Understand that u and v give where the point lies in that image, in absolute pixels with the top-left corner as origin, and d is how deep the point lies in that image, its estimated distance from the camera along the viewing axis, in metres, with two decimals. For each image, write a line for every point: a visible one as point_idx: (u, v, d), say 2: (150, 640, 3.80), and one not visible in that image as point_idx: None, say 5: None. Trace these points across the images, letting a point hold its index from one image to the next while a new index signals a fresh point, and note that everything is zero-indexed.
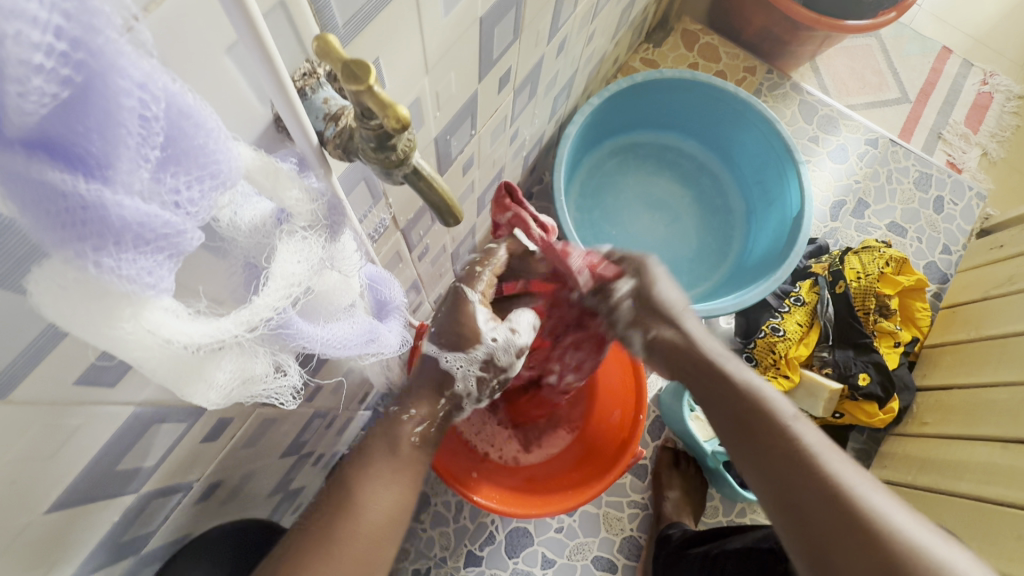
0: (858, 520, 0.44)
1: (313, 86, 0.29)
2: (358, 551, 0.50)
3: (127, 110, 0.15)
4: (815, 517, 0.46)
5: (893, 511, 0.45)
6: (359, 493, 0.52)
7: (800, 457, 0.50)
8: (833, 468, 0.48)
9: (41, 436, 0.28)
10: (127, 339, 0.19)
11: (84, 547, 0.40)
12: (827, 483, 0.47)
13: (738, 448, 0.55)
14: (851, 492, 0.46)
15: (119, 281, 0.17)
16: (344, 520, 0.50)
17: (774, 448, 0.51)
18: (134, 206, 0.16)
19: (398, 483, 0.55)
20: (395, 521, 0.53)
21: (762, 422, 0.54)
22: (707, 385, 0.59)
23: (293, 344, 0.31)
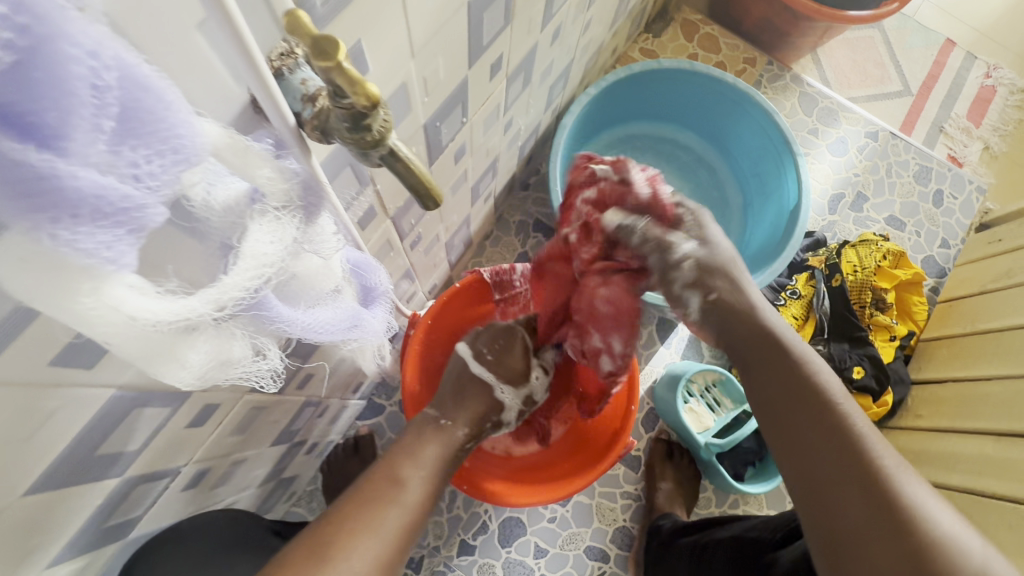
0: (892, 502, 0.43)
1: (291, 66, 0.29)
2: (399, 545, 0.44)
3: (78, 78, 0.15)
4: (845, 493, 0.45)
5: (927, 498, 0.44)
6: (404, 484, 0.48)
7: (840, 432, 0.48)
8: (874, 448, 0.46)
9: (16, 417, 0.28)
10: (89, 313, 0.19)
11: (68, 529, 0.40)
12: (866, 461, 0.45)
13: (771, 418, 0.53)
14: (888, 474, 0.45)
15: (77, 254, 0.17)
16: (389, 508, 0.45)
17: (809, 419, 0.49)
18: (92, 178, 0.16)
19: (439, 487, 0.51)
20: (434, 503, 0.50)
21: (802, 393, 0.51)
22: (751, 350, 0.55)
23: (272, 327, 0.32)
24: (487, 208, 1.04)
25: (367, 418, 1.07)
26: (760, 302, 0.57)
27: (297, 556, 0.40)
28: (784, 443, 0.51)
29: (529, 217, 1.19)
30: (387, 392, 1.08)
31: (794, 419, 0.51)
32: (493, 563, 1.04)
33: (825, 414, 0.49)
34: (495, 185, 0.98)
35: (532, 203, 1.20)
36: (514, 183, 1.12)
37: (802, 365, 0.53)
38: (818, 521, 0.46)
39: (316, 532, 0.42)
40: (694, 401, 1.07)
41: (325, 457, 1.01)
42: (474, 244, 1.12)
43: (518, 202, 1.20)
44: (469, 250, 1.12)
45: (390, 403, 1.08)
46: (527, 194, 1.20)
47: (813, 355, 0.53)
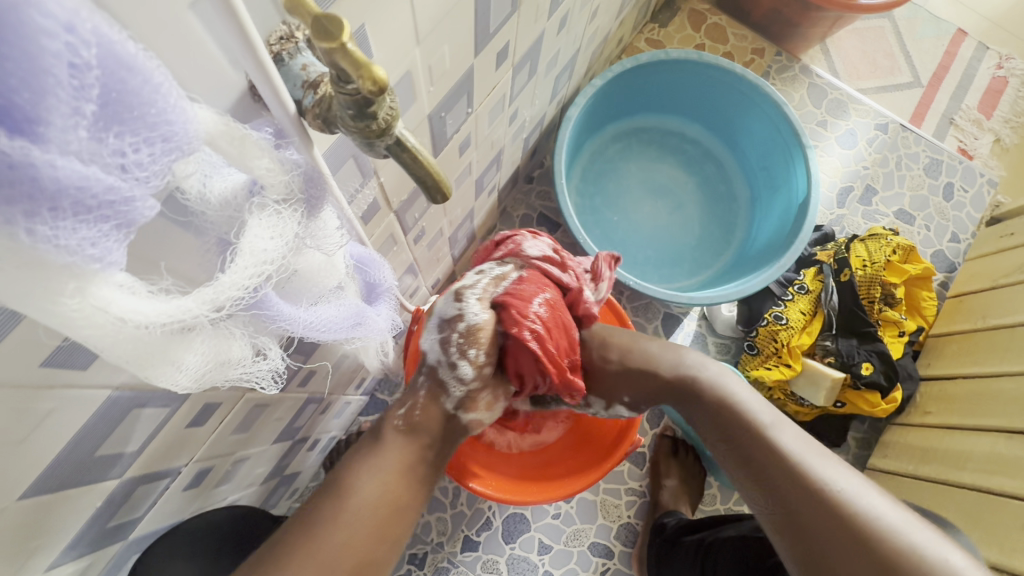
0: (845, 519, 0.49)
1: (292, 51, 0.27)
2: (349, 536, 0.46)
3: (52, 54, 0.13)
4: (807, 518, 0.51)
5: (877, 504, 0.50)
6: (340, 480, 0.49)
7: (784, 462, 0.54)
8: (815, 471, 0.53)
9: (9, 418, 0.27)
10: (73, 315, 0.18)
11: (68, 533, 0.39)
12: (812, 484, 0.52)
13: (728, 458, 0.59)
14: (834, 493, 0.51)
15: (58, 251, 0.16)
16: (327, 507, 0.47)
17: (757, 455, 0.56)
18: (77, 168, 0.15)
19: (389, 468, 0.52)
20: (384, 499, 0.49)
21: (746, 431, 0.58)
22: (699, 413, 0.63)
23: (272, 326, 0.30)
24: (491, 202, 1.03)
25: (370, 414, 1.06)
26: (689, 363, 0.66)
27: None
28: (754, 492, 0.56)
29: (533, 210, 1.18)
30: (389, 388, 1.07)
31: (754, 466, 0.56)
32: (497, 560, 1.03)
33: (767, 448, 0.56)
34: (499, 178, 0.97)
35: (536, 197, 1.19)
36: (518, 176, 1.11)
37: (740, 400, 0.61)
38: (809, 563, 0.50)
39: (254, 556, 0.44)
40: None
41: (328, 454, 1.00)
42: (478, 239, 1.10)
43: (522, 195, 1.18)
44: (473, 244, 1.10)
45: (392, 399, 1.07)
46: (531, 187, 1.19)
47: (742, 387, 0.63)
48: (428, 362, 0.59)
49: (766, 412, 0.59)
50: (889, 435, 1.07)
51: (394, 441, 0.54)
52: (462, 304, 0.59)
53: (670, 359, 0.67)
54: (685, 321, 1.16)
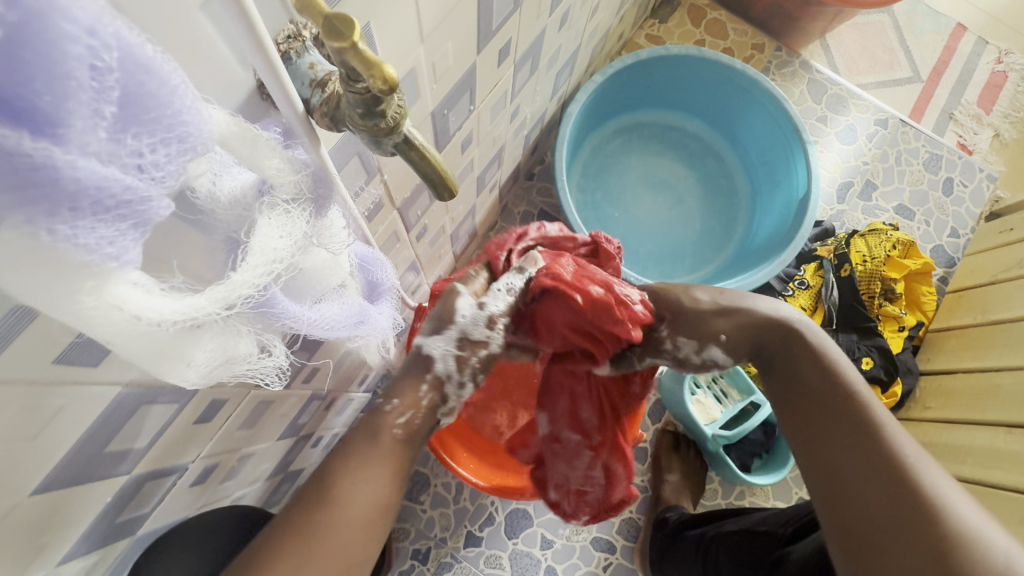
0: (913, 499, 0.44)
1: (299, 50, 0.27)
2: (338, 550, 0.42)
3: (74, 59, 0.14)
4: (867, 491, 0.46)
5: (954, 496, 0.45)
6: (333, 484, 0.43)
7: (863, 430, 0.49)
8: (896, 445, 0.48)
9: (22, 415, 0.28)
10: (89, 313, 0.18)
11: (76, 529, 0.39)
12: (889, 458, 0.47)
13: (797, 416, 0.54)
14: (910, 470, 0.46)
15: (78, 250, 0.16)
16: (319, 515, 0.42)
17: (832, 417, 0.51)
18: (94, 167, 0.15)
19: (383, 474, 0.46)
20: (378, 511, 0.44)
21: (827, 392, 0.53)
22: (777, 364, 0.57)
23: (279, 323, 0.31)
24: (493, 198, 1.03)
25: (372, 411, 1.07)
26: (786, 314, 0.58)
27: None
28: (812, 452, 0.51)
29: (534, 207, 1.18)
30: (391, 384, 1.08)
31: (825, 428, 0.51)
32: (500, 555, 1.04)
33: (849, 412, 0.51)
34: (500, 175, 0.97)
35: (537, 193, 1.19)
36: (519, 172, 1.11)
37: (834, 361, 0.54)
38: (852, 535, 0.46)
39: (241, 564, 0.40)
40: (700, 393, 1.08)
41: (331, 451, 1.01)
42: (479, 236, 1.11)
43: (522, 191, 1.19)
44: (474, 241, 1.11)
45: None
46: (532, 183, 1.19)
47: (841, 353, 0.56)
48: (435, 369, 0.51)
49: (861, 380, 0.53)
50: None
51: (391, 442, 0.47)
52: (489, 331, 0.53)
53: (766, 310, 0.58)
54: None
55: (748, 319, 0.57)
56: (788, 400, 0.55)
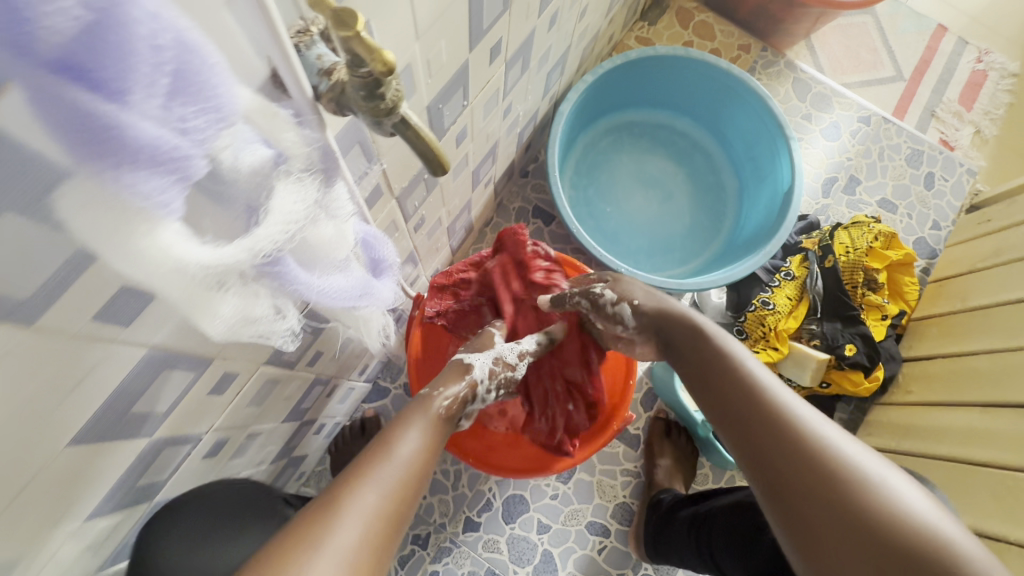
0: (808, 450, 0.50)
1: (307, 43, 0.30)
2: (400, 495, 0.47)
3: (140, 38, 0.17)
4: (773, 450, 0.51)
5: (845, 443, 0.50)
6: (392, 445, 0.51)
7: (762, 398, 0.55)
8: (790, 408, 0.54)
9: (66, 366, 0.31)
10: (145, 255, 0.22)
11: (100, 489, 0.43)
12: (784, 418, 0.53)
13: (711, 398, 0.60)
14: (803, 426, 0.52)
15: (134, 196, 0.20)
16: (384, 465, 0.49)
17: (736, 392, 0.57)
18: (148, 126, 0.19)
19: (428, 439, 0.55)
20: (428, 467, 0.53)
21: (728, 371, 0.60)
22: (684, 354, 0.65)
23: (290, 289, 0.35)
24: (488, 193, 1.07)
25: (373, 401, 1.10)
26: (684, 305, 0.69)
27: (315, 508, 0.43)
28: (726, 428, 0.57)
29: (528, 203, 1.22)
30: (391, 374, 1.11)
31: (732, 401, 0.57)
32: (497, 539, 1.07)
33: (749, 384, 0.57)
34: (495, 170, 1.01)
35: (531, 189, 1.23)
36: (513, 169, 1.15)
37: (729, 347, 0.62)
38: (772, 492, 0.50)
39: (316, 502, 0.44)
40: None
41: (333, 439, 1.04)
42: (475, 231, 1.15)
43: (517, 188, 1.23)
44: (470, 236, 1.15)
45: (394, 385, 1.11)
46: (526, 180, 1.23)
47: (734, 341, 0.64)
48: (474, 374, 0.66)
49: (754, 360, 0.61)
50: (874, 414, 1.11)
51: (434, 420, 0.58)
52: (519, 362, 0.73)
53: (670, 307, 0.69)
54: None
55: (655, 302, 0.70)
56: (700, 386, 0.61)
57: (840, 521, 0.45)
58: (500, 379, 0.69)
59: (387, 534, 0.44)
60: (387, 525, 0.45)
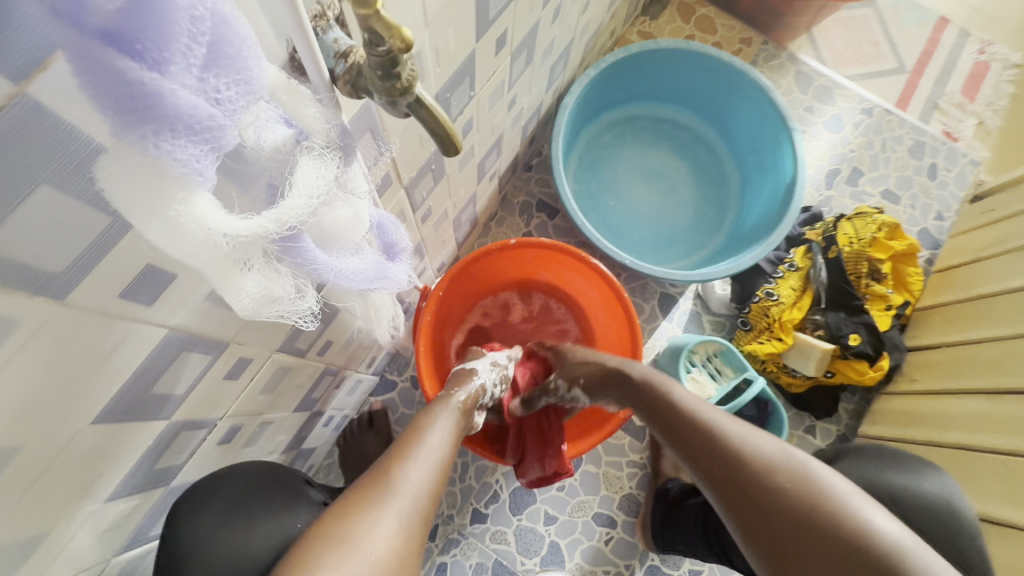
0: (757, 475, 0.56)
1: (324, 28, 0.32)
2: (438, 468, 0.57)
3: (179, 9, 0.18)
4: (731, 483, 0.57)
5: (786, 456, 0.56)
6: (423, 430, 0.61)
7: (709, 434, 0.62)
8: (733, 435, 0.60)
9: (92, 343, 0.32)
10: (179, 224, 0.22)
11: (122, 468, 0.44)
12: (728, 450, 0.59)
13: (673, 441, 0.66)
14: (746, 450, 0.58)
15: (173, 165, 0.20)
16: (420, 444, 0.58)
17: (688, 433, 0.64)
18: (184, 96, 0.19)
19: (449, 428, 0.63)
20: (452, 451, 0.61)
21: (674, 416, 0.67)
22: (643, 398, 0.73)
23: (307, 269, 0.36)
24: (492, 187, 1.07)
25: (380, 395, 1.11)
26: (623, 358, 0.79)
27: (355, 491, 0.51)
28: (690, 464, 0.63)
29: (533, 197, 1.23)
30: (398, 368, 1.13)
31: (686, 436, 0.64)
32: (505, 530, 1.08)
33: (694, 424, 0.64)
34: (499, 164, 1.01)
35: (535, 184, 1.24)
36: (517, 163, 1.16)
37: (671, 391, 0.70)
38: (736, 514, 0.56)
39: (365, 477, 0.53)
40: (695, 370, 1.08)
41: (341, 432, 1.05)
42: (480, 225, 1.16)
43: (522, 182, 1.23)
44: (475, 231, 1.15)
45: (401, 379, 1.12)
46: (530, 175, 1.24)
47: (673, 382, 0.72)
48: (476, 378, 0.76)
49: (693, 399, 0.68)
50: (878, 403, 1.11)
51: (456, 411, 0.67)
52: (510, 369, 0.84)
53: (615, 363, 0.79)
54: (680, 300, 1.20)
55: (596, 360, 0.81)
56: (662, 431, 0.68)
57: (803, 535, 0.51)
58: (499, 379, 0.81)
59: (433, 497, 0.54)
60: (432, 489, 0.54)
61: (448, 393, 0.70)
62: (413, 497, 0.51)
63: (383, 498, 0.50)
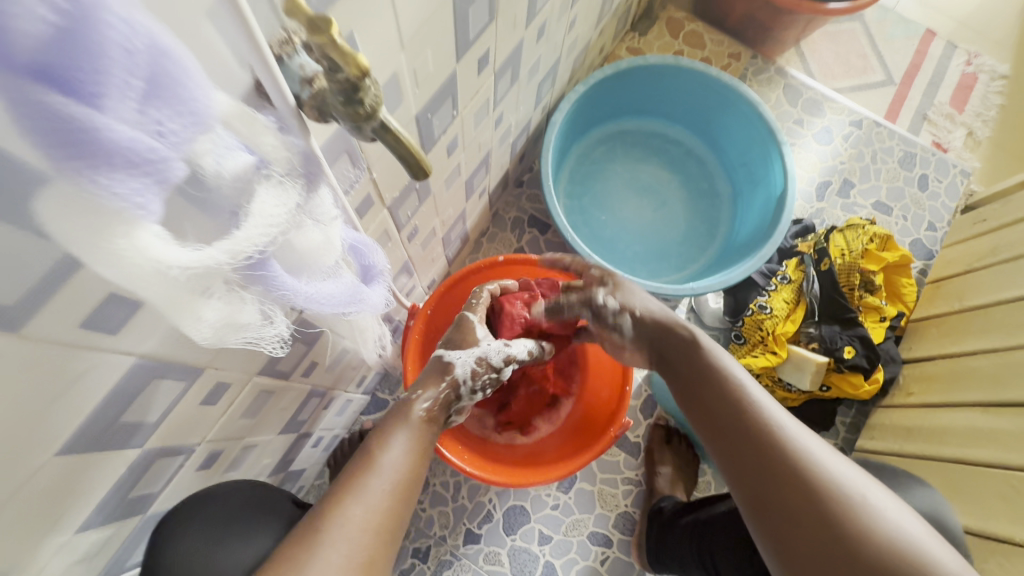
0: (812, 490, 0.52)
1: (290, 53, 0.31)
2: (386, 507, 0.51)
3: (112, 42, 0.18)
4: (777, 489, 0.53)
5: (843, 474, 0.53)
6: (377, 452, 0.55)
7: (763, 431, 0.57)
8: (791, 440, 0.56)
9: (53, 375, 0.32)
10: (122, 256, 0.22)
11: (92, 499, 0.43)
12: (784, 456, 0.54)
13: (714, 426, 0.61)
14: (804, 460, 0.54)
15: (113, 198, 0.20)
16: (369, 477, 0.52)
17: (736, 425, 0.59)
18: (123, 130, 0.19)
19: (409, 444, 0.57)
20: (413, 476, 0.55)
21: (724, 399, 0.62)
22: (678, 364, 0.69)
23: (275, 294, 0.35)
24: (482, 204, 1.07)
25: (371, 414, 1.10)
26: (671, 316, 0.73)
27: (294, 537, 0.47)
28: (713, 441, 0.61)
29: (524, 213, 1.23)
30: (390, 386, 1.11)
31: (726, 419, 0.60)
32: (499, 551, 1.06)
33: (747, 418, 0.59)
34: (488, 180, 1.01)
35: (526, 200, 1.24)
36: (508, 179, 1.16)
37: (722, 368, 0.65)
38: (771, 522, 0.53)
39: (309, 516, 0.49)
40: None
41: (331, 453, 1.04)
42: (471, 241, 1.15)
43: (513, 198, 1.24)
44: (466, 247, 1.15)
45: (393, 397, 1.11)
46: (521, 191, 1.24)
47: (726, 357, 0.67)
48: (455, 373, 0.65)
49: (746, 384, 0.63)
50: (874, 417, 1.10)
51: (418, 425, 0.60)
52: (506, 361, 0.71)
53: (665, 318, 0.73)
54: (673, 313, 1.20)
55: (639, 302, 0.74)
56: (701, 412, 0.63)
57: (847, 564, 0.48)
58: (485, 380, 0.67)
59: (379, 544, 0.49)
60: (383, 524, 0.50)
61: (410, 399, 0.61)
62: (358, 540, 0.48)
63: (309, 554, 0.45)
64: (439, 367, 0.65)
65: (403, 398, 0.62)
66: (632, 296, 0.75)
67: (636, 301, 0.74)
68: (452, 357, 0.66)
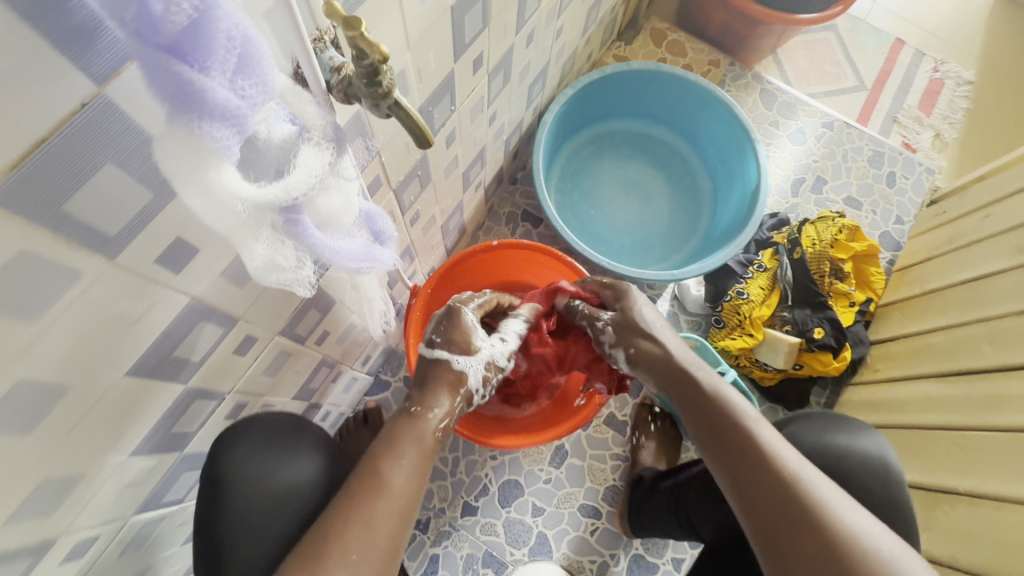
0: (825, 535, 0.54)
1: (322, 47, 0.40)
2: (391, 530, 0.55)
3: (221, 30, 0.26)
4: (790, 533, 0.56)
5: (853, 518, 0.56)
6: (389, 477, 0.57)
7: (777, 475, 0.59)
8: (804, 484, 0.58)
9: (133, 303, 0.40)
10: (210, 188, 0.30)
11: (145, 426, 0.50)
12: (797, 499, 0.57)
13: (729, 464, 0.63)
14: (817, 505, 0.56)
15: (210, 141, 0.28)
16: (379, 502, 0.55)
17: (751, 466, 0.61)
18: (220, 92, 0.27)
19: (416, 462, 0.60)
20: (418, 491, 0.58)
21: (738, 439, 0.63)
22: (688, 397, 0.70)
23: (305, 243, 0.43)
24: (478, 198, 1.16)
25: (375, 394, 1.17)
26: (674, 348, 0.75)
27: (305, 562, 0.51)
28: (727, 478, 0.63)
29: (518, 208, 1.31)
30: (392, 368, 1.19)
31: (739, 456, 0.62)
32: (494, 522, 1.13)
33: (762, 459, 0.61)
34: (484, 174, 1.10)
35: (520, 196, 1.32)
36: (502, 176, 1.24)
37: (735, 408, 0.67)
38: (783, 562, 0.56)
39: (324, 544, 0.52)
40: None
41: (337, 429, 1.11)
42: (468, 233, 1.24)
43: (507, 194, 1.32)
44: (464, 238, 1.24)
45: (395, 379, 1.18)
46: (515, 188, 1.33)
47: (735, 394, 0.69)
48: (467, 384, 0.68)
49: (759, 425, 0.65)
50: (847, 394, 1.18)
51: (429, 443, 0.62)
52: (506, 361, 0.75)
53: (676, 352, 0.75)
54: (658, 301, 1.28)
55: (643, 325, 0.77)
56: (716, 450, 0.65)
57: None
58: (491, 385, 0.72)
59: (385, 563, 0.54)
60: (391, 546, 0.55)
61: (423, 413, 0.64)
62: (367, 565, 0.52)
63: None
64: (452, 381, 0.68)
65: (405, 410, 0.64)
66: (634, 317, 0.78)
67: (638, 333, 0.77)
68: (463, 365, 0.68)
